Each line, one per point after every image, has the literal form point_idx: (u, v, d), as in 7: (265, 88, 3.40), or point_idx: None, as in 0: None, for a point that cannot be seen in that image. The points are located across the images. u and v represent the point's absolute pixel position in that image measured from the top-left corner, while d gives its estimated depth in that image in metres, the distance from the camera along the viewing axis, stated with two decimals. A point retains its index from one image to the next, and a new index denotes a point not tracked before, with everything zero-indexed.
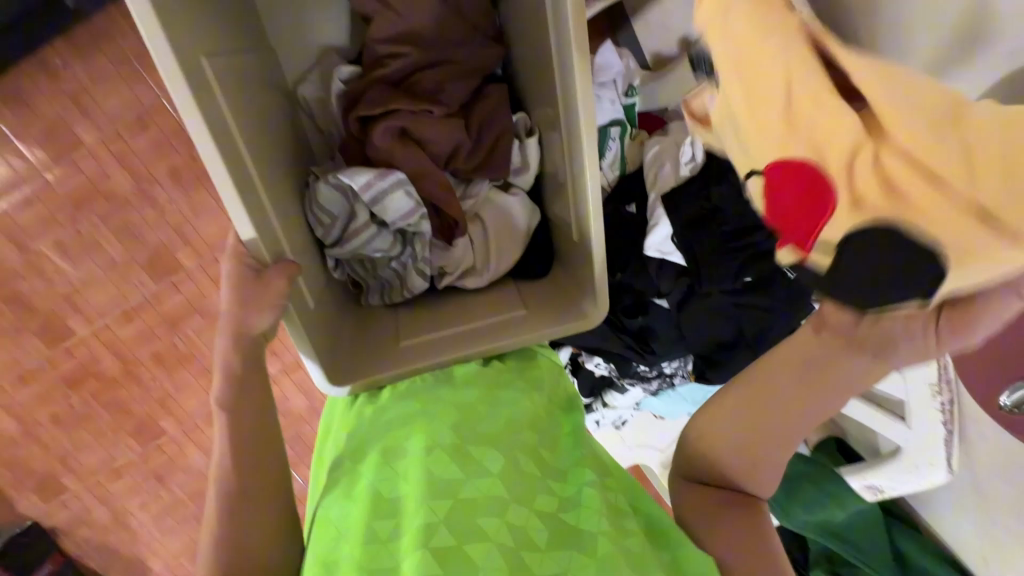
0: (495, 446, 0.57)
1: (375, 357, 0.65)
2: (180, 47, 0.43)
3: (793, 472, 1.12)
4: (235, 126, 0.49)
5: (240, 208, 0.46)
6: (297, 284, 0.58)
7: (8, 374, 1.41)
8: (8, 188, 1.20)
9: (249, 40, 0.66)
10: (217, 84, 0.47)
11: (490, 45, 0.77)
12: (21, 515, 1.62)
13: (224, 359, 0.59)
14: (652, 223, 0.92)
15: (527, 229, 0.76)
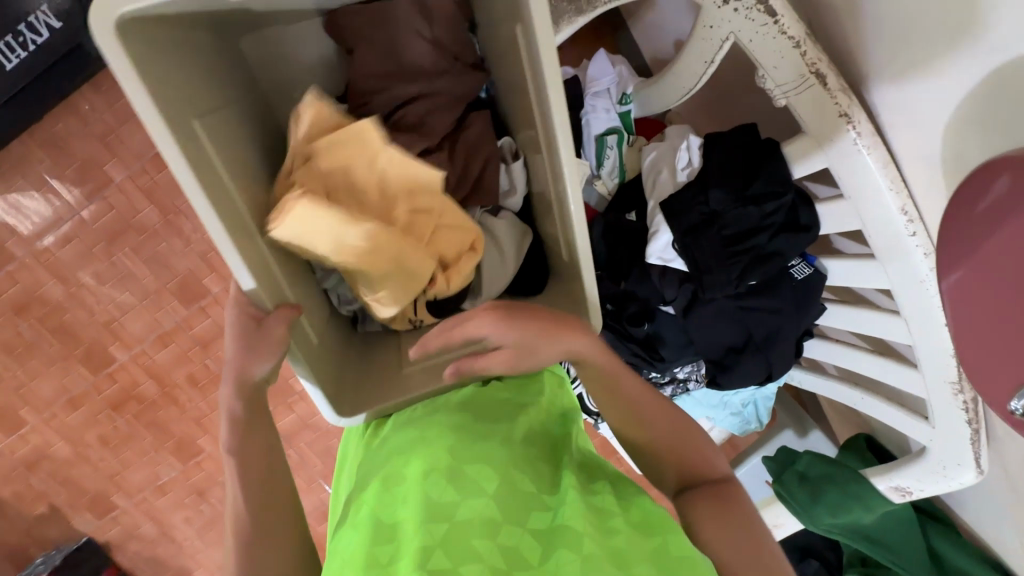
0: (490, 464, 0.58)
1: (377, 386, 0.66)
2: (172, 113, 0.45)
3: (814, 474, 1.09)
4: (230, 180, 0.51)
5: (239, 257, 0.48)
6: (301, 322, 0.60)
7: (58, 400, 1.44)
8: (51, 226, 1.23)
9: (244, 81, 0.66)
10: (209, 142, 0.50)
11: (468, 69, 0.73)
12: (77, 532, 1.64)
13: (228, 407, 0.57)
14: (653, 231, 0.89)
15: (520, 249, 0.73)
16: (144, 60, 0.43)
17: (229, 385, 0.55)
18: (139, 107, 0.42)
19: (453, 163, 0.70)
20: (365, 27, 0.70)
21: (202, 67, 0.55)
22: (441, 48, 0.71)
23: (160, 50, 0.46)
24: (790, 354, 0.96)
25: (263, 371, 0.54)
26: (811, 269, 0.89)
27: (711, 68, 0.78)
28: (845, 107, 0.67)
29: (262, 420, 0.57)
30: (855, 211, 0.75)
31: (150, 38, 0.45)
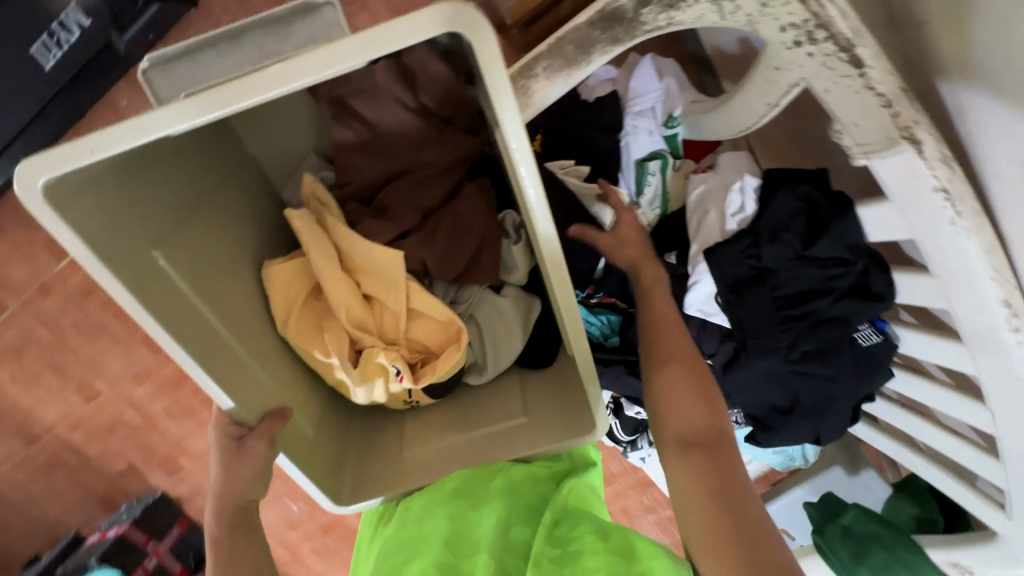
0: (483, 551, 0.52)
1: (380, 473, 0.62)
2: (124, 260, 0.44)
3: (861, 531, 0.99)
4: (200, 299, 0.50)
5: (213, 383, 0.47)
6: (296, 416, 0.56)
7: (125, 371, 1.42)
8: None
9: (222, 161, 0.62)
10: (176, 269, 0.48)
11: (462, 137, 0.62)
12: (150, 486, 1.56)
13: (215, 513, 0.52)
14: (692, 280, 0.78)
15: (524, 322, 0.64)
16: (86, 215, 0.41)
17: (212, 502, 0.53)
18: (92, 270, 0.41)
19: (449, 240, 0.61)
20: (344, 96, 0.62)
21: (173, 172, 0.52)
22: (428, 112, 0.62)
23: (110, 190, 0.45)
24: (846, 419, 0.85)
25: (245, 490, 0.53)
26: (880, 337, 0.78)
27: (774, 112, 0.66)
28: (945, 182, 0.54)
29: (248, 541, 0.53)
30: (943, 293, 0.62)
31: (95, 182, 0.43)
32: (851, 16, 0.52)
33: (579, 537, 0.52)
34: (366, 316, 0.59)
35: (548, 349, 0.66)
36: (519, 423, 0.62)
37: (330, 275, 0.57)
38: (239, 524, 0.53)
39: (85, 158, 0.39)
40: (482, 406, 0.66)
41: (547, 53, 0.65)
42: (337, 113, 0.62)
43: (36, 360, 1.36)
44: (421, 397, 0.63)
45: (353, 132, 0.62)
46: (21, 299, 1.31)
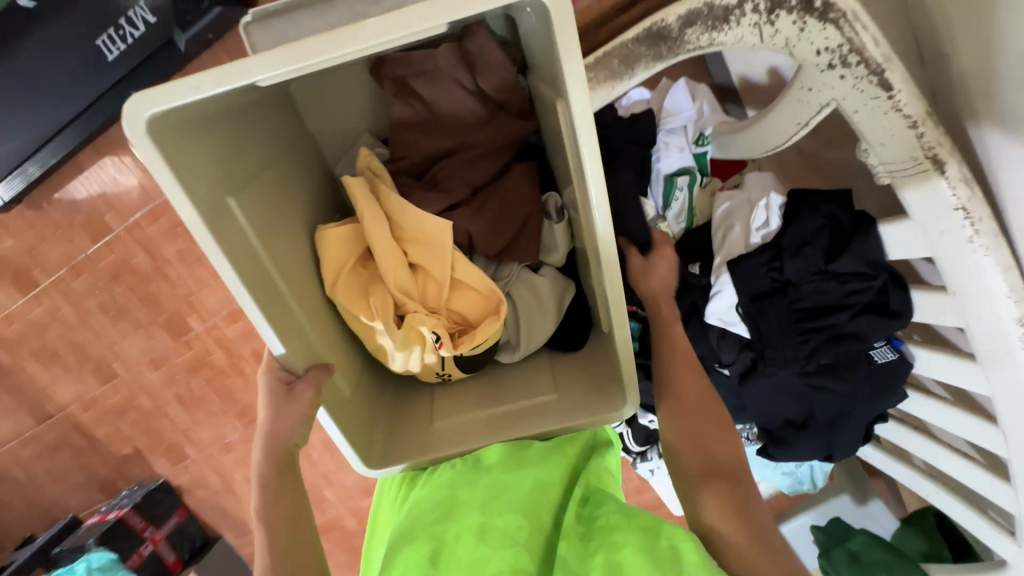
0: (514, 515, 0.56)
1: (407, 442, 0.64)
2: (204, 200, 0.46)
3: (867, 557, 1.00)
4: (263, 248, 0.52)
5: (268, 326, 0.49)
6: (334, 378, 0.59)
7: (140, 358, 1.46)
8: (136, 206, 1.29)
9: (282, 132, 0.65)
10: (245, 216, 0.51)
11: (514, 120, 0.67)
12: (154, 474, 1.62)
13: (259, 465, 0.54)
14: (715, 290, 0.81)
15: (558, 307, 0.68)
16: (175, 150, 0.44)
17: (260, 446, 0.54)
18: (178, 204, 0.43)
19: (495, 216, 0.64)
20: (406, 77, 0.66)
21: (244, 132, 0.56)
22: (484, 98, 0.66)
23: (196, 134, 0.47)
24: (858, 438, 0.88)
25: (291, 434, 0.54)
26: (896, 355, 0.80)
27: (804, 132, 0.70)
28: (964, 201, 0.58)
29: (292, 488, 0.55)
30: (960, 309, 0.65)
31: (184, 124, 0.46)
32: (882, 43, 0.57)
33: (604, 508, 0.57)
34: (411, 283, 0.60)
35: (580, 333, 0.70)
36: (549, 399, 0.66)
37: (379, 241, 0.59)
38: (285, 468, 0.55)
39: (189, 95, 0.41)
40: (511, 383, 0.70)
41: (593, 66, 0.72)
42: (398, 91, 0.67)
43: (56, 341, 1.38)
44: (453, 371, 0.66)
45: (412, 110, 0.67)
46: (51, 278, 1.32)
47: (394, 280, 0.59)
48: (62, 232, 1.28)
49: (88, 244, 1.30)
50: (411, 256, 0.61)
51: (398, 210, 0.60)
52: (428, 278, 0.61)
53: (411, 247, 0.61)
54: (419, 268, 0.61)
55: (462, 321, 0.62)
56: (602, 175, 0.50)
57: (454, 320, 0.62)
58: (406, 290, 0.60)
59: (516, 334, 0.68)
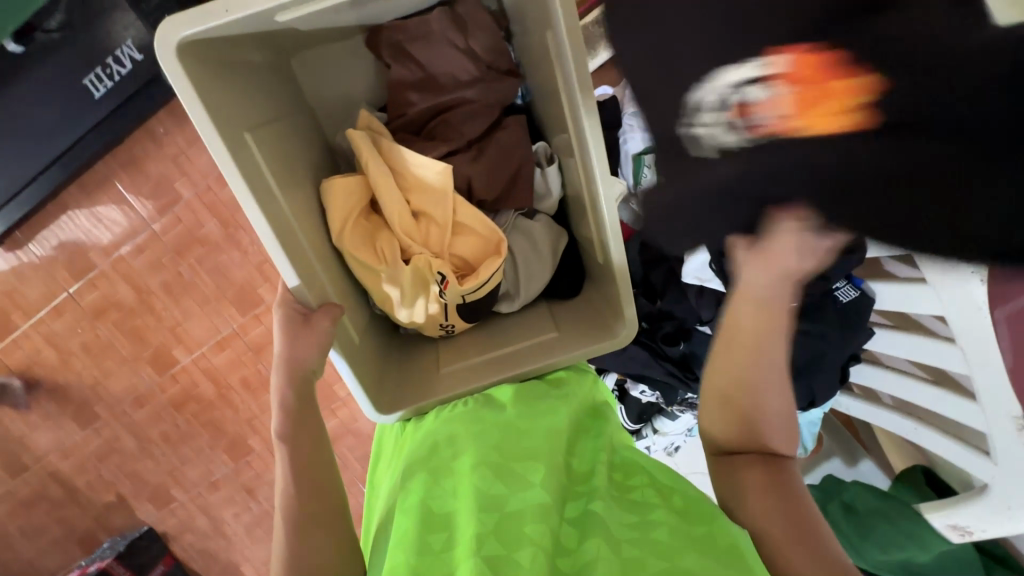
0: (536, 459, 0.59)
1: (412, 386, 0.73)
2: (225, 124, 0.54)
3: (861, 507, 1.06)
4: (272, 178, 0.60)
5: (282, 255, 0.58)
6: (345, 326, 0.68)
7: (124, 399, 1.50)
8: (122, 241, 1.36)
9: (286, 102, 0.73)
10: (257, 147, 0.59)
11: (504, 77, 0.77)
12: (138, 520, 1.64)
13: (279, 394, 0.59)
14: (689, 250, 0.89)
15: (553, 253, 0.78)
16: (201, 76, 0.52)
17: (279, 374, 0.59)
18: (199, 120, 0.52)
19: (490, 164, 0.74)
20: (402, 41, 0.75)
21: (254, 86, 0.65)
22: (475, 58, 0.76)
23: (215, 69, 0.55)
24: (835, 382, 0.94)
25: (309, 360, 0.59)
26: (857, 292, 0.86)
27: None
28: None
29: (310, 415, 0.60)
30: None
31: (204, 55, 0.53)
32: None
33: (639, 484, 0.60)
34: (416, 230, 0.70)
35: (578, 277, 0.81)
36: (551, 335, 0.75)
37: (387, 190, 0.69)
38: (306, 395, 0.60)
39: (220, 17, 0.49)
40: (508, 330, 0.79)
41: None
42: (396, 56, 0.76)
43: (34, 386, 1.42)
44: (456, 323, 0.75)
45: (410, 71, 0.76)
46: (33, 319, 1.37)
47: (402, 226, 0.69)
48: (46, 274, 1.35)
49: (70, 283, 1.36)
50: (416, 207, 0.71)
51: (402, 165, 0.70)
52: (429, 226, 0.71)
53: (415, 197, 0.71)
54: (422, 215, 0.71)
55: (463, 262, 0.73)
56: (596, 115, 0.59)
57: (457, 262, 0.73)
58: (415, 236, 0.70)
59: (515, 279, 0.78)
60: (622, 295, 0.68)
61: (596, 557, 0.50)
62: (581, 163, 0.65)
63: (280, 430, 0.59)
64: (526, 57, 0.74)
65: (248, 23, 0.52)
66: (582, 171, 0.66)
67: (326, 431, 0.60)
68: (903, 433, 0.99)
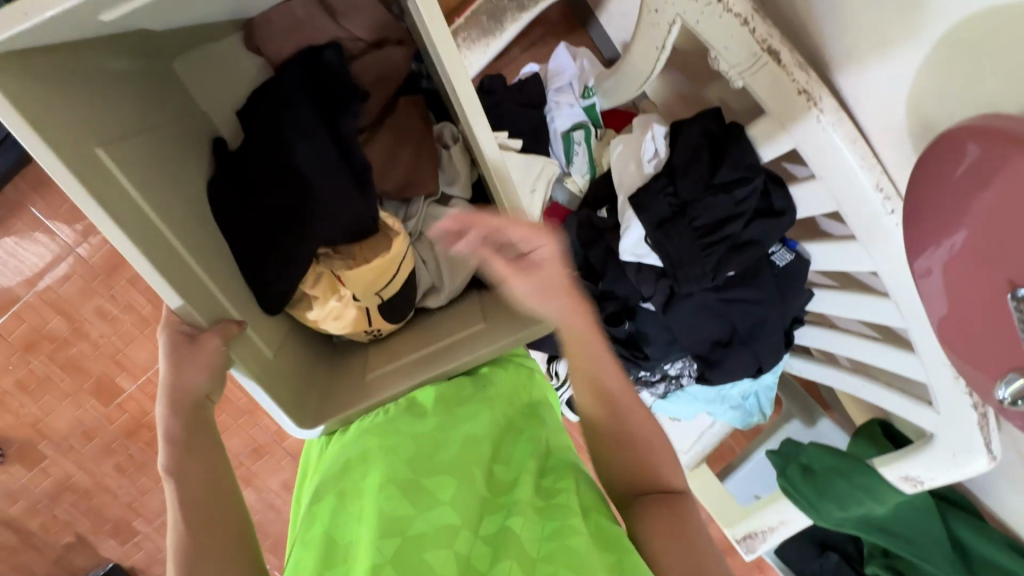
0: (448, 476, 0.57)
1: (336, 396, 0.70)
2: (66, 144, 0.48)
3: (821, 467, 1.05)
4: (141, 197, 0.54)
5: (162, 281, 0.53)
6: (251, 337, 0.64)
7: (72, 433, 1.52)
8: (48, 269, 1.38)
9: (162, 101, 0.66)
10: (117, 164, 0.53)
11: (398, 52, 0.71)
12: (102, 557, 1.64)
13: (165, 423, 0.56)
14: (624, 227, 0.85)
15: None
16: (23, 91, 0.45)
17: (165, 403, 0.56)
18: (30, 145, 0.45)
19: (395, 155, 0.71)
20: (286, 26, 0.68)
21: (114, 92, 0.58)
22: (360, 42, 0.70)
23: (49, 80, 0.49)
24: (780, 345, 0.92)
25: (199, 385, 0.56)
26: (793, 255, 0.85)
27: (663, 54, 0.80)
28: (804, 83, 0.63)
29: (202, 443, 0.57)
30: (829, 191, 0.70)
31: (27, 66, 0.46)
32: None
33: (563, 489, 0.59)
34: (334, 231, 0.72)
35: None
36: (479, 326, 0.72)
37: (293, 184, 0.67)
38: (197, 421, 0.57)
39: (23, 22, 0.42)
40: (436, 327, 0.76)
41: (465, 25, 0.78)
42: (276, 37, 0.69)
43: None
44: (381, 326, 0.74)
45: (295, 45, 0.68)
46: None
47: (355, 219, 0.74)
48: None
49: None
50: None
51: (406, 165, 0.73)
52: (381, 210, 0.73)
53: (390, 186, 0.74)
54: None
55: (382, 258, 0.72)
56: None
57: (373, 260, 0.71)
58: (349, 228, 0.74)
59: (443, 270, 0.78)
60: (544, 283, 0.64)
61: None
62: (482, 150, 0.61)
63: (167, 464, 0.55)
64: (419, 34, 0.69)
65: (67, 24, 0.45)
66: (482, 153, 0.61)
67: (224, 456, 0.58)
68: (851, 391, 0.99)
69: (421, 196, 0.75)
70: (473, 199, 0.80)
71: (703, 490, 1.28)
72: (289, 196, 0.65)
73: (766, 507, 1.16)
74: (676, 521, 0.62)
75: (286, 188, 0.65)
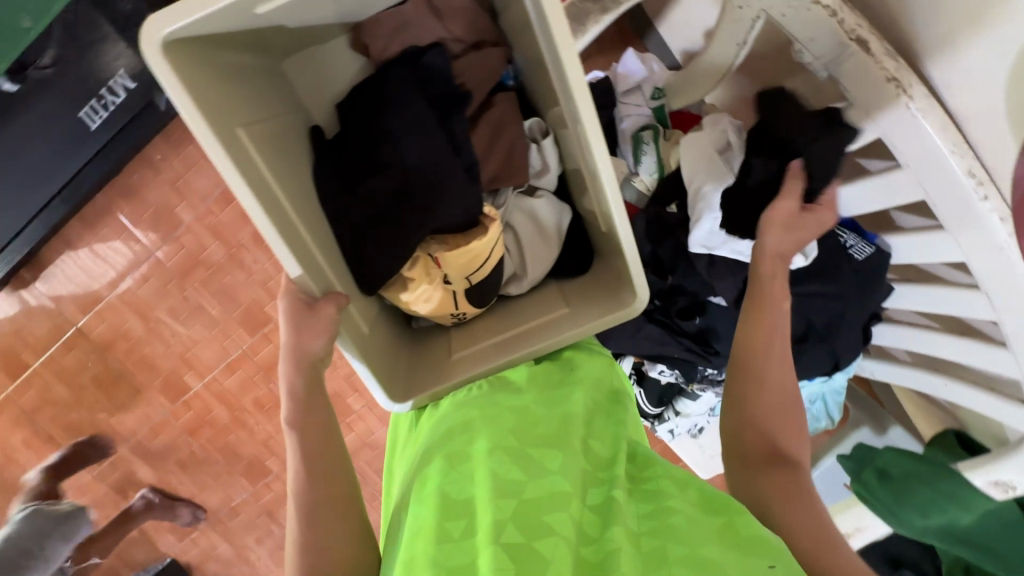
0: (554, 447, 0.56)
1: (426, 375, 0.74)
2: (217, 121, 0.54)
3: (899, 473, 1.01)
4: (270, 176, 0.60)
5: (286, 250, 0.57)
6: (351, 313, 0.69)
7: (141, 429, 1.60)
8: (130, 270, 1.48)
9: (279, 98, 0.73)
10: (252, 144, 0.59)
11: (493, 52, 0.76)
12: (161, 552, 1.70)
13: (286, 382, 0.60)
14: (695, 218, 0.84)
15: (558, 230, 0.79)
16: (188, 72, 0.52)
17: (287, 364, 0.60)
18: (190, 118, 0.51)
19: (485, 146, 0.76)
20: (390, 27, 0.74)
21: (247, 85, 0.65)
22: (458, 40, 0.76)
23: (206, 69, 0.56)
24: (859, 341, 0.91)
25: (317, 348, 0.60)
26: (873, 248, 0.85)
27: (743, 49, 0.88)
28: (894, 72, 0.65)
29: (317, 403, 0.60)
30: (916, 180, 0.71)
31: (191, 52, 0.53)
32: None
33: (656, 475, 0.59)
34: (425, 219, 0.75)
35: (586, 253, 0.81)
36: (561, 311, 0.75)
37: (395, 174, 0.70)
38: (314, 382, 0.61)
39: (199, 10, 0.49)
40: (518, 312, 0.80)
41: None
42: (379, 36, 0.74)
43: (49, 423, 1.55)
44: (467, 309, 0.78)
45: (399, 46, 0.74)
46: (41, 357, 1.50)
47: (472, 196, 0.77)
48: (52, 310, 1.48)
49: (78, 317, 1.49)
50: None
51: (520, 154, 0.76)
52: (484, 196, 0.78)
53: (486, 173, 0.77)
54: None
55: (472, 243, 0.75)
56: (585, 83, 0.57)
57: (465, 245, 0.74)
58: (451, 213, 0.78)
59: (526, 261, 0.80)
60: (632, 268, 0.66)
61: (622, 545, 0.47)
62: (578, 140, 0.64)
63: (289, 418, 0.59)
64: (512, 31, 0.74)
65: (230, 16, 0.52)
66: (576, 140, 0.65)
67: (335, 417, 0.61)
68: (930, 389, 0.97)
69: (511, 187, 0.78)
70: (556, 191, 0.83)
71: None
72: (392, 182, 0.69)
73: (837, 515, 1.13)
74: (789, 484, 0.66)
75: (392, 177, 0.69)
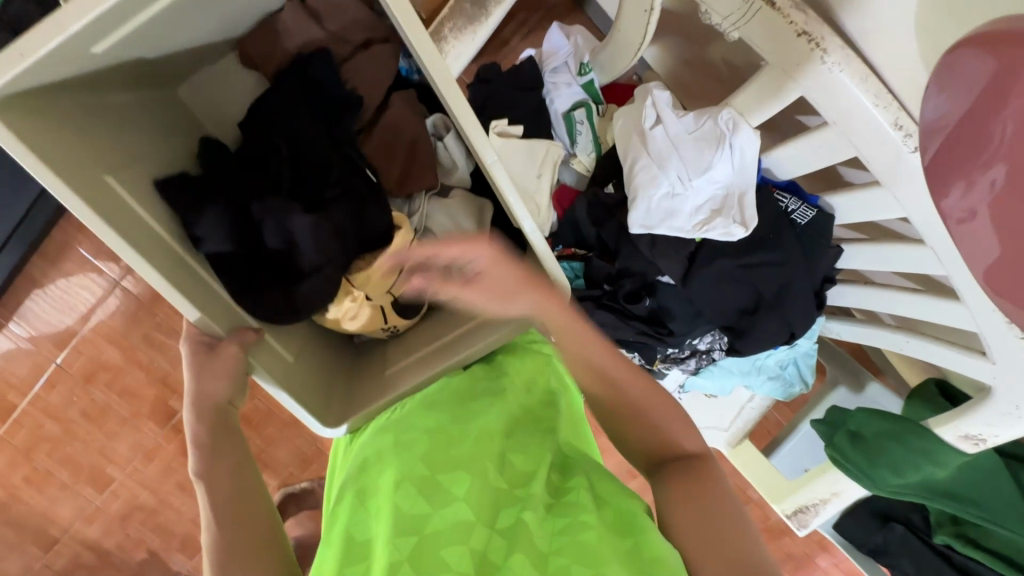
0: (462, 470, 0.57)
1: (359, 396, 0.72)
2: (79, 179, 0.50)
3: (872, 433, 0.99)
4: (153, 221, 0.57)
5: (182, 298, 0.55)
6: (270, 342, 0.67)
7: (135, 456, 1.60)
8: (99, 303, 1.47)
9: (168, 131, 0.68)
10: (125, 190, 0.55)
11: (385, 50, 0.73)
12: (175, 571, 1.73)
13: (191, 428, 0.62)
14: (631, 199, 0.83)
15: (480, 229, 0.76)
16: (26, 125, 0.47)
17: (191, 411, 0.62)
18: (45, 179, 0.48)
19: (385, 149, 0.73)
20: (273, 38, 0.69)
21: (124, 128, 0.61)
22: (346, 43, 0.73)
23: (60, 120, 0.51)
24: (813, 308, 0.89)
25: (220, 390, 0.61)
26: (815, 212, 0.82)
27: (652, 15, 0.82)
28: (802, 25, 0.60)
29: (224, 444, 0.62)
30: (844, 138, 0.66)
31: (42, 104, 0.50)
32: None
33: (575, 485, 0.59)
34: None
35: (513, 246, 0.77)
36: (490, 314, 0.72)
37: None
38: (218, 424, 0.62)
39: (20, 62, 0.45)
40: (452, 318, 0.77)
41: (450, 16, 0.90)
42: (263, 48, 0.70)
43: (46, 457, 1.55)
44: (396, 322, 0.75)
45: (281, 57, 0.70)
46: (28, 396, 1.49)
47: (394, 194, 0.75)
48: (32, 349, 1.47)
49: (57, 354, 1.48)
50: None
51: (430, 154, 0.75)
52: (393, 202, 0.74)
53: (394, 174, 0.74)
54: None
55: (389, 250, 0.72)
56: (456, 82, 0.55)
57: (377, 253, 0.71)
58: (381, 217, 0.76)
59: None
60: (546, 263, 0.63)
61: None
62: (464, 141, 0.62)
63: (198, 467, 0.61)
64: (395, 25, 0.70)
65: (64, 58, 0.48)
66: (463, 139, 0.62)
67: (247, 456, 0.64)
68: (890, 344, 0.94)
69: (423, 189, 0.75)
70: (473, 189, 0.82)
71: (748, 469, 1.26)
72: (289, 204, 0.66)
73: (815, 480, 1.12)
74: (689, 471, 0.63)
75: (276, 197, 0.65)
